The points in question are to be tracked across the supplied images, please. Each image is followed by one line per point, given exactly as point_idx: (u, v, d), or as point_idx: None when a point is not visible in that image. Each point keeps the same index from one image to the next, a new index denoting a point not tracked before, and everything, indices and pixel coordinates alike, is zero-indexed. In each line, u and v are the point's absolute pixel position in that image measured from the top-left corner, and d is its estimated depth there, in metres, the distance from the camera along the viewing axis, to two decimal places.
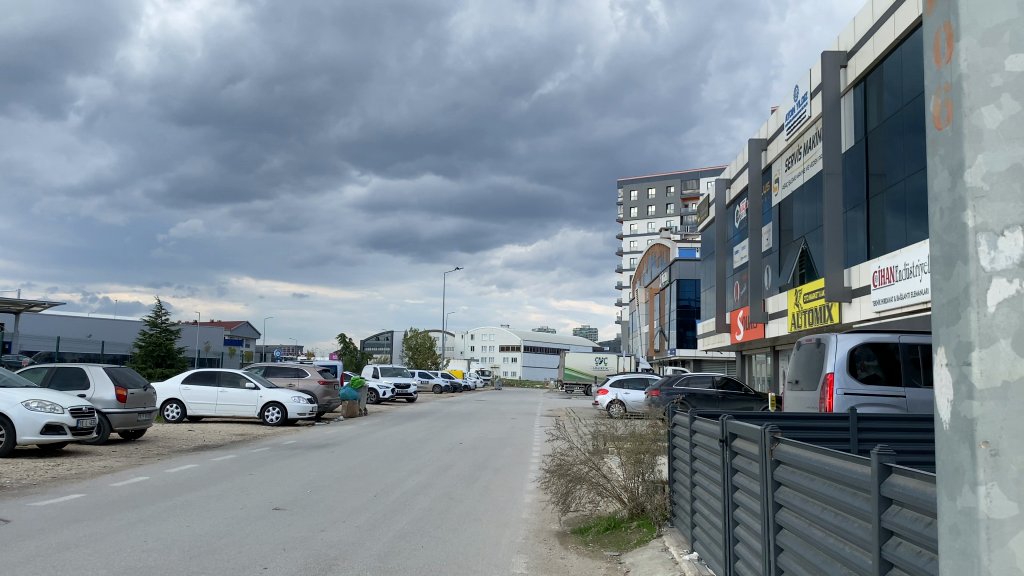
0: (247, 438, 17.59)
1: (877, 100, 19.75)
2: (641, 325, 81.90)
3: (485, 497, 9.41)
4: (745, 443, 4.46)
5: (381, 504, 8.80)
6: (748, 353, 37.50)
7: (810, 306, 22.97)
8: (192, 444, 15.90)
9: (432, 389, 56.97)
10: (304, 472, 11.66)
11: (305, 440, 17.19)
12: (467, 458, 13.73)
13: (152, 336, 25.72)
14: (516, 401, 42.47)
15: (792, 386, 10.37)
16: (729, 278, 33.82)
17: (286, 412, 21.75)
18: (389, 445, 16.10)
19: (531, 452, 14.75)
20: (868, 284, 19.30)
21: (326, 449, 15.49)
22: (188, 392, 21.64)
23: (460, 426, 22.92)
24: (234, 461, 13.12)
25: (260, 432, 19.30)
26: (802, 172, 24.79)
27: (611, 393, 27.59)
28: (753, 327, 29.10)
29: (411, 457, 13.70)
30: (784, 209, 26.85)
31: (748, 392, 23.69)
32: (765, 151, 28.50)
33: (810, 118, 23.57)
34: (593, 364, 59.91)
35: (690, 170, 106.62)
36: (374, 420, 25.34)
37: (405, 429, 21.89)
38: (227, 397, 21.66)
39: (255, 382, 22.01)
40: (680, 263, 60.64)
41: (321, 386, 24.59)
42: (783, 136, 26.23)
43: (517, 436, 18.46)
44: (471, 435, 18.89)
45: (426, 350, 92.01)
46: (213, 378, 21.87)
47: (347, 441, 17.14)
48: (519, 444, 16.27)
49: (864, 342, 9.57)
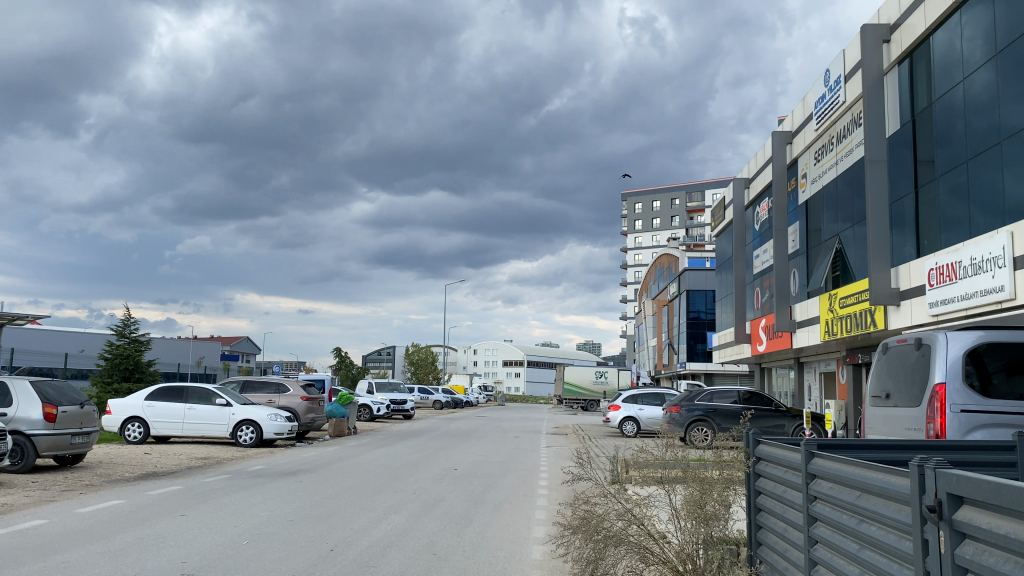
0: (208, 464, 15.15)
1: (927, 77, 17.44)
2: (647, 339, 79.47)
3: (480, 554, 7.04)
4: (1011, 526, 2.11)
5: (335, 565, 6.42)
6: (768, 365, 35.14)
7: (848, 311, 20.61)
8: (138, 471, 13.51)
9: (432, 405, 54.41)
10: (252, 511, 9.27)
11: (275, 465, 14.77)
12: (461, 490, 11.34)
13: (119, 347, 23.41)
14: (520, 418, 40.07)
15: (880, 402, 8.03)
16: (749, 285, 31.43)
17: (261, 432, 19.39)
18: (372, 472, 13.72)
19: (537, 484, 12.38)
20: (921, 284, 16.96)
21: (294, 478, 13.05)
22: (152, 409, 19.29)
23: (457, 446, 20.46)
24: (176, 495, 10.72)
25: (227, 455, 16.90)
26: (834, 164, 22.49)
27: (623, 409, 25.12)
28: (778, 338, 26.73)
29: (391, 489, 11.32)
30: (813, 206, 24.55)
31: (779, 408, 21.25)
32: (790, 145, 26.22)
33: (843, 104, 21.25)
34: (595, 378, 57.42)
35: (696, 182, 104.54)
36: (364, 440, 22.86)
37: (394, 451, 19.48)
38: (195, 414, 19.28)
39: (227, 398, 19.63)
40: (689, 273, 58.29)
41: (304, 402, 22.19)
42: (812, 126, 23.93)
43: (521, 461, 16.04)
44: (467, 458, 16.48)
45: (428, 366, 89.58)
46: (179, 394, 19.48)
47: (323, 467, 14.73)
48: (525, 472, 13.90)
49: (983, 343, 7.19)
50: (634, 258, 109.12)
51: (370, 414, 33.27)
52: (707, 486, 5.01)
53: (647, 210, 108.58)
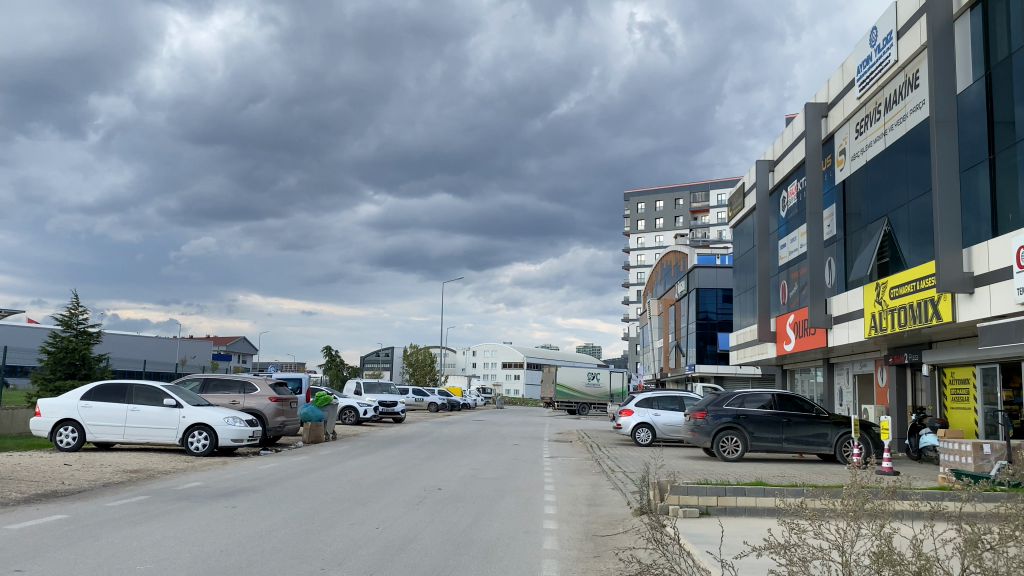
0: (135, 478, 12.24)
1: (1007, 20, 14.57)
2: (652, 340, 76.48)
3: None
4: None
5: None
6: (791, 367, 32.30)
7: (901, 302, 17.71)
8: (35, 489, 10.63)
9: (427, 408, 51.46)
10: (126, 563, 6.32)
11: (218, 482, 11.88)
12: (440, 524, 8.47)
13: (64, 340, 20.64)
14: (520, 422, 37.05)
15: None
16: (774, 278, 28.59)
17: (215, 439, 16.55)
18: (334, 493, 10.87)
19: (542, 513, 9.55)
20: (1003, 267, 14.09)
21: (229, 501, 10.07)
22: (89, 411, 16.39)
23: (447, 456, 17.62)
24: (48, 529, 7.77)
25: (166, 466, 13.98)
26: (882, 136, 19.68)
27: (636, 415, 22.21)
28: (810, 335, 23.80)
29: (347, 523, 8.40)
30: (852, 186, 21.75)
31: (820, 415, 18.28)
32: (825, 119, 23.38)
33: (896, 64, 18.44)
34: (587, 380, 54.57)
35: (700, 182, 101.62)
36: (342, 448, 19.93)
37: (372, 461, 16.58)
38: (140, 417, 16.43)
39: (178, 398, 16.75)
40: (698, 270, 55.27)
41: (273, 404, 19.36)
42: (854, 94, 21.10)
43: (521, 477, 13.19)
44: (455, 472, 13.60)
45: (425, 367, 86.58)
46: (122, 393, 16.63)
47: (274, 484, 11.84)
48: (527, 494, 11.09)
49: None
50: (637, 258, 105.95)
51: (357, 418, 30.34)
52: (927, 558, 3.24)
53: (650, 210, 105.61)
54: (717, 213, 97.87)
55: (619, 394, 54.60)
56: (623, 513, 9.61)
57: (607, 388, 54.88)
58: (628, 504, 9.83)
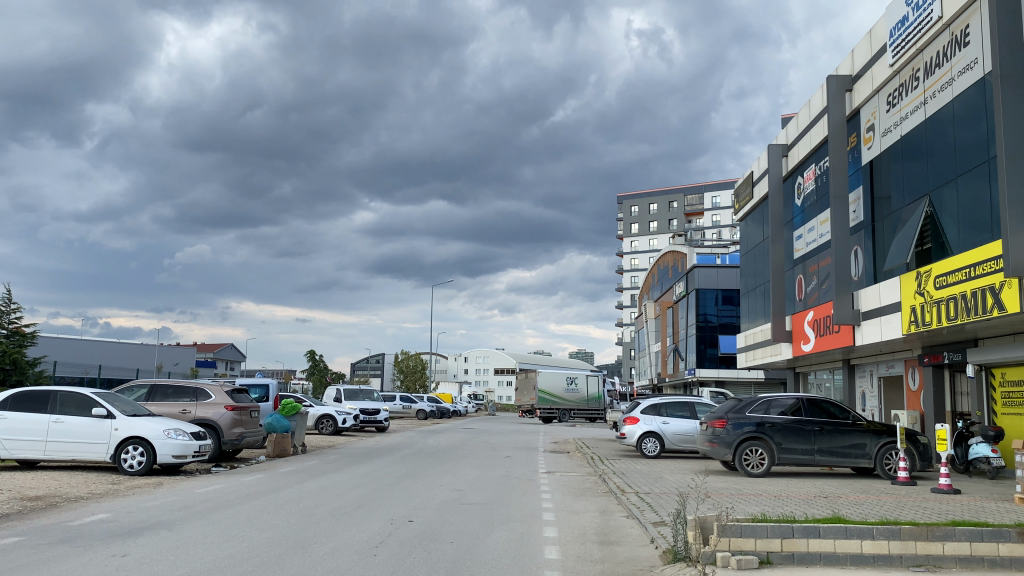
0: (27, 508, 9.71)
1: None
2: (648, 345, 73.96)
3: None
4: None
5: None
6: (804, 370, 30.04)
7: (950, 292, 15.36)
8: None
9: (415, 416, 48.89)
10: None
11: (129, 514, 9.37)
12: None
13: None
14: (512, 432, 34.52)
15: None
16: (788, 273, 26.27)
17: (152, 455, 14.04)
18: (272, 530, 8.38)
19: (542, 559, 7.11)
20: None
21: (126, 543, 7.54)
22: (4, 423, 13.92)
23: (429, 473, 15.18)
24: None
25: (82, 490, 11.47)
26: (922, 105, 17.40)
27: (642, 423, 19.78)
28: (834, 333, 21.44)
29: None
30: (882, 166, 19.49)
31: (856, 422, 15.93)
32: (850, 93, 21.13)
33: (939, 21, 16.16)
34: (565, 386, 52.04)
35: (695, 185, 99.54)
36: (309, 464, 17.44)
37: (338, 480, 14.13)
38: (63, 430, 13.94)
39: (110, 407, 14.22)
40: (698, 270, 52.96)
41: (230, 414, 16.87)
42: (886, 61, 18.83)
43: (514, 503, 10.76)
44: (432, 496, 11.19)
45: (416, 373, 84.02)
46: (45, 402, 14.16)
47: (201, 516, 9.32)
48: (520, 528, 8.65)
49: None
50: (631, 262, 103.90)
51: (336, 429, 27.81)
52: None
53: (644, 213, 103.36)
54: (712, 216, 95.78)
55: (596, 396, 52.83)
56: (650, 558, 7.18)
57: (584, 392, 52.70)
58: (653, 549, 7.44)
